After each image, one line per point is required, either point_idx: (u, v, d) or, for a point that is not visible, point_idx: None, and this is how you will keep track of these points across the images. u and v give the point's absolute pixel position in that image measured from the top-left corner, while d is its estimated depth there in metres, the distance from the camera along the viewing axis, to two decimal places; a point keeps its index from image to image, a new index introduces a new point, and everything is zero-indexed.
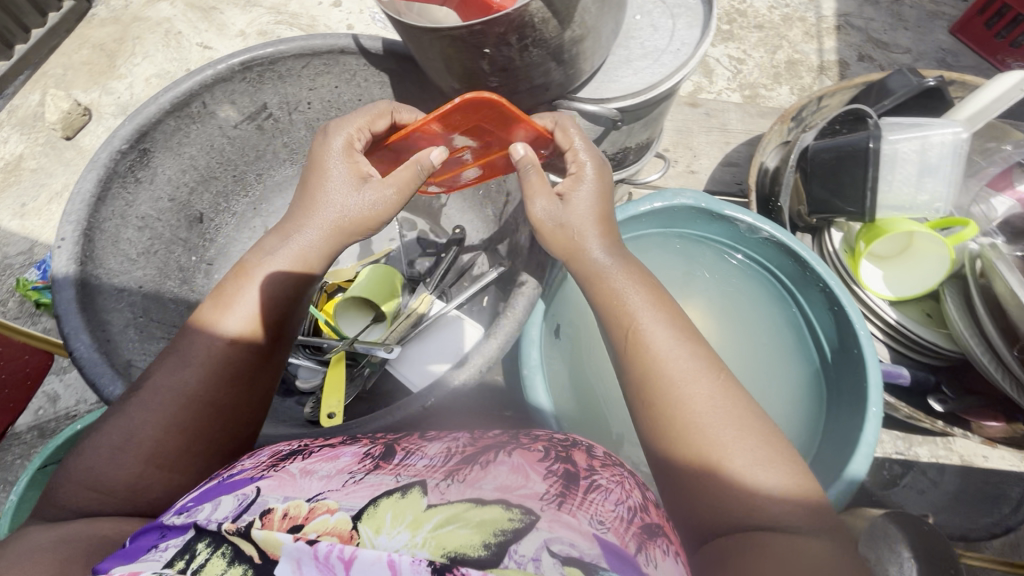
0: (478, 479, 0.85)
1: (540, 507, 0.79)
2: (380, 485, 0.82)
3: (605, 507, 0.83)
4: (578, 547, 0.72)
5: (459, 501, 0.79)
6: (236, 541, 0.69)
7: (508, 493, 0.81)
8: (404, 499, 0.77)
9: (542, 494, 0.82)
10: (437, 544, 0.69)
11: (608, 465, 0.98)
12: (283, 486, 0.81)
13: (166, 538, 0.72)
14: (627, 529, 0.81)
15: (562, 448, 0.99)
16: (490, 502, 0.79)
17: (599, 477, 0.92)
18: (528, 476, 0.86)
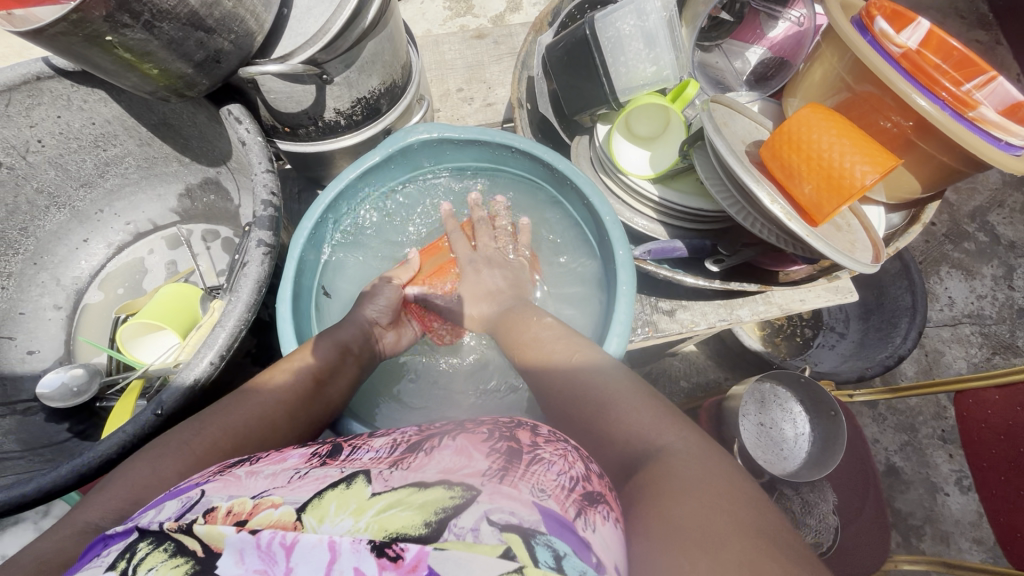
0: (423, 466, 0.45)
1: (481, 481, 0.42)
2: (326, 480, 0.45)
3: (547, 477, 0.45)
4: (523, 513, 0.39)
5: (401, 488, 0.42)
6: (178, 536, 0.39)
7: (450, 473, 0.44)
8: (347, 489, 0.42)
9: (483, 471, 0.44)
10: (380, 527, 0.38)
11: (554, 440, 0.51)
12: (232, 486, 0.46)
13: (109, 545, 0.41)
14: (572, 497, 0.44)
15: (507, 427, 0.52)
16: (428, 483, 0.42)
17: (546, 451, 0.48)
18: (472, 453, 0.46)
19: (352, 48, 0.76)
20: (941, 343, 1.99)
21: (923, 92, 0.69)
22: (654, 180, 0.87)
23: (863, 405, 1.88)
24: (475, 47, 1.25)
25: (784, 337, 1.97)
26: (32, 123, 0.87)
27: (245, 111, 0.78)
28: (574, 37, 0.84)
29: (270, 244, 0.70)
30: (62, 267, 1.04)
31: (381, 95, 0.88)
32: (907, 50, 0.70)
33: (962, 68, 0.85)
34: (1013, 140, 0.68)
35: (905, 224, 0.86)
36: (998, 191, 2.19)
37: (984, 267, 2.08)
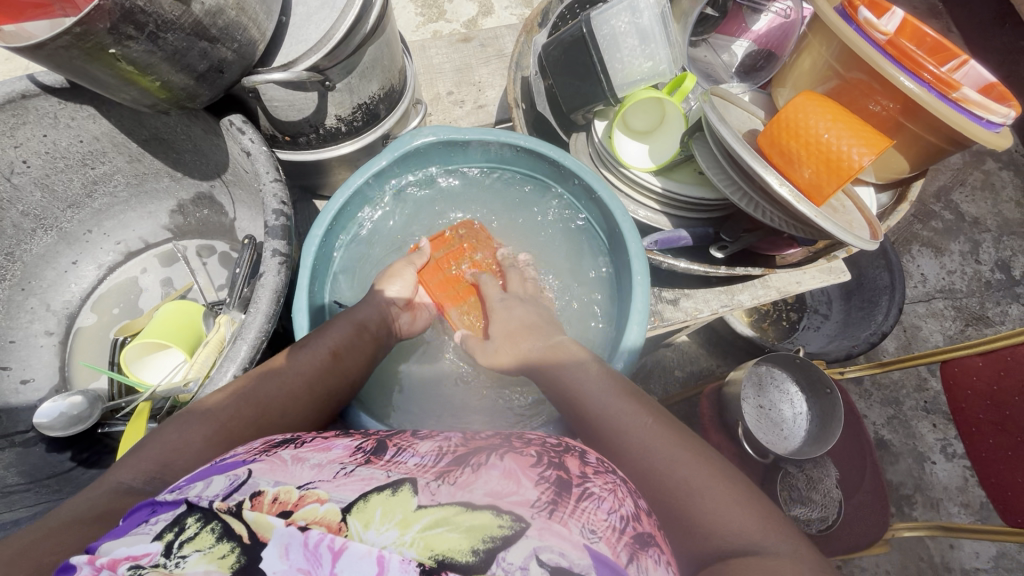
0: (471, 484, 0.43)
1: (530, 514, 0.40)
2: (372, 480, 0.43)
3: (598, 515, 0.41)
4: (573, 557, 0.37)
5: (448, 504, 0.40)
6: (227, 517, 0.39)
7: (498, 498, 0.41)
8: (393, 496, 0.40)
9: (533, 501, 0.41)
10: (427, 546, 0.36)
11: (603, 469, 0.47)
12: (278, 471, 0.45)
13: (158, 511, 0.42)
14: (623, 539, 0.41)
15: (555, 451, 0.48)
16: (475, 505, 0.40)
17: (596, 483, 0.45)
18: (521, 480, 0.43)
19: (354, 54, 0.76)
20: (918, 319, 2.07)
21: (908, 76, 0.73)
22: (655, 172, 0.89)
23: (850, 384, 1.95)
24: (462, 50, 1.25)
25: (771, 322, 2.03)
26: (17, 144, 0.84)
27: (245, 120, 0.77)
28: (571, 36, 0.85)
29: (285, 253, 0.69)
30: (52, 292, 1.00)
31: (380, 100, 0.88)
32: (891, 37, 0.74)
33: (936, 53, 0.90)
34: (994, 118, 0.72)
35: (894, 203, 0.90)
36: (959, 171, 2.30)
37: (952, 244, 2.18)
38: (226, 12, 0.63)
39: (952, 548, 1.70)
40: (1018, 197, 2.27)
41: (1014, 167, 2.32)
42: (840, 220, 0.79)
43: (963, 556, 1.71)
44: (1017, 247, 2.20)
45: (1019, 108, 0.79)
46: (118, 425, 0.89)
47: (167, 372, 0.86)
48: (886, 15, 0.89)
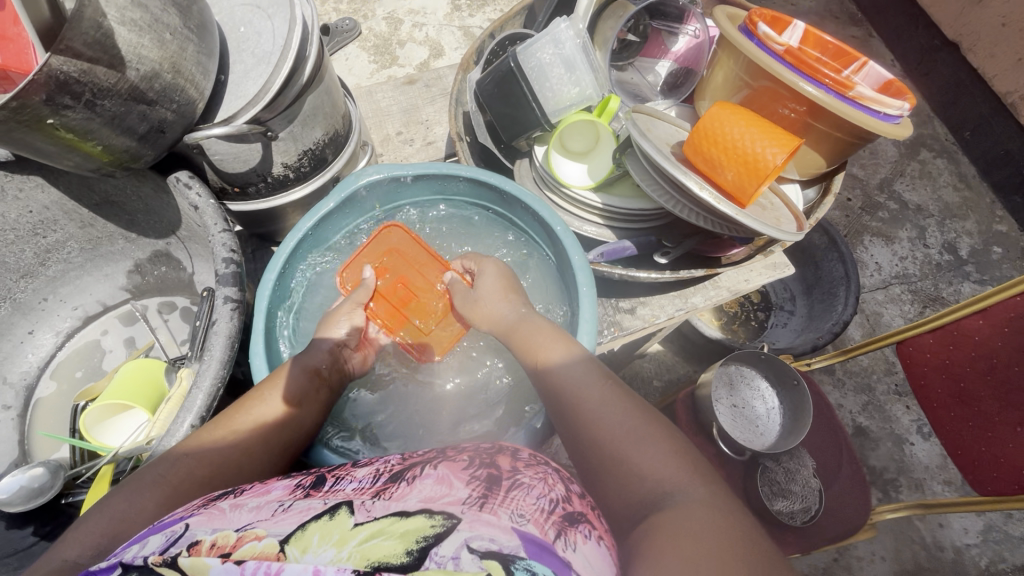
0: (404, 495, 0.48)
1: (460, 510, 0.45)
2: (310, 510, 0.47)
3: (526, 501, 0.47)
4: (503, 539, 0.41)
5: (384, 517, 0.44)
6: (164, 568, 0.41)
7: (431, 502, 0.46)
8: (330, 520, 0.44)
9: (463, 500, 0.46)
10: (363, 553, 0.39)
11: (534, 464, 0.56)
12: (217, 519, 0.48)
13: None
14: (552, 519, 0.46)
15: (487, 457, 0.55)
16: (410, 513, 0.44)
17: (528, 477, 0.52)
18: (452, 484, 0.49)
19: (293, 104, 0.80)
20: (878, 306, 2.15)
21: (809, 81, 0.80)
22: (595, 189, 0.93)
23: (823, 375, 2.00)
24: (408, 92, 1.31)
25: (741, 323, 2.08)
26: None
27: (192, 176, 0.79)
28: (501, 71, 0.91)
29: (237, 299, 0.71)
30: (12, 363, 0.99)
31: (326, 145, 0.92)
32: (788, 47, 0.80)
33: (840, 58, 0.98)
34: (889, 112, 0.79)
35: (820, 196, 0.96)
36: (898, 162, 2.43)
37: (900, 231, 2.29)
38: (162, 76, 0.67)
39: (941, 527, 1.72)
40: (955, 182, 2.40)
41: (947, 155, 2.46)
42: (766, 216, 0.84)
43: (953, 534, 1.73)
44: (961, 229, 2.31)
45: (915, 101, 0.87)
46: (81, 493, 0.87)
47: (131, 432, 0.86)
48: (789, 28, 0.97)
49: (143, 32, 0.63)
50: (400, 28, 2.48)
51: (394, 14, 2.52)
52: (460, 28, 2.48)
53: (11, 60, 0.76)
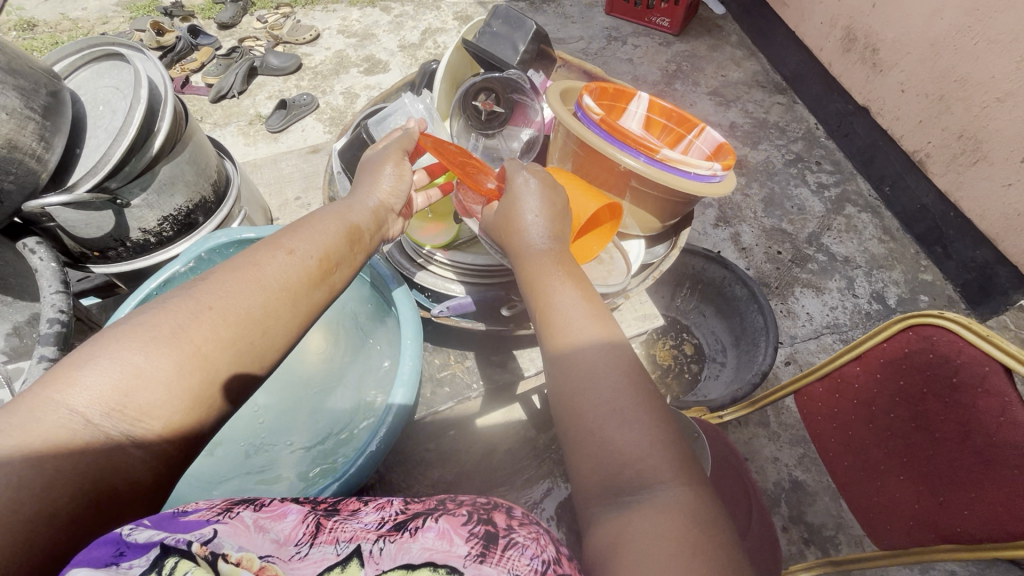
0: (407, 545, 0.55)
1: (462, 563, 0.53)
2: (324, 560, 0.53)
3: (521, 561, 0.53)
4: None
5: (393, 569, 0.52)
6: (207, 561, 0.46)
7: (434, 554, 0.54)
8: (342, 572, 0.52)
9: (463, 554, 0.54)
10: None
11: (526, 521, 0.60)
12: (241, 535, 0.53)
13: (130, 558, 0.45)
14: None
15: (484, 510, 0.60)
16: (415, 564, 0.53)
17: (521, 534, 0.57)
18: (453, 538, 0.55)
19: (144, 173, 0.87)
20: (813, 356, 2.16)
21: (622, 147, 0.87)
22: (444, 249, 1.00)
23: (757, 427, 1.99)
24: (312, 160, 1.40)
25: (675, 376, 2.11)
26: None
27: (41, 241, 0.83)
28: (355, 143, 0.99)
29: (52, 360, 0.73)
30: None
31: (193, 210, 0.98)
32: (602, 116, 0.88)
33: (683, 123, 1.05)
34: (698, 171, 0.86)
35: (668, 250, 1.00)
36: (825, 217, 2.53)
37: (830, 282, 2.34)
38: None
39: None
40: (881, 234, 2.49)
41: (872, 210, 2.56)
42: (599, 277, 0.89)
43: None
44: (890, 279, 2.36)
45: (734, 160, 0.93)
46: None
47: None
48: (631, 96, 1.06)
49: None
50: (355, 103, 2.66)
51: (350, 91, 2.71)
52: None
53: None
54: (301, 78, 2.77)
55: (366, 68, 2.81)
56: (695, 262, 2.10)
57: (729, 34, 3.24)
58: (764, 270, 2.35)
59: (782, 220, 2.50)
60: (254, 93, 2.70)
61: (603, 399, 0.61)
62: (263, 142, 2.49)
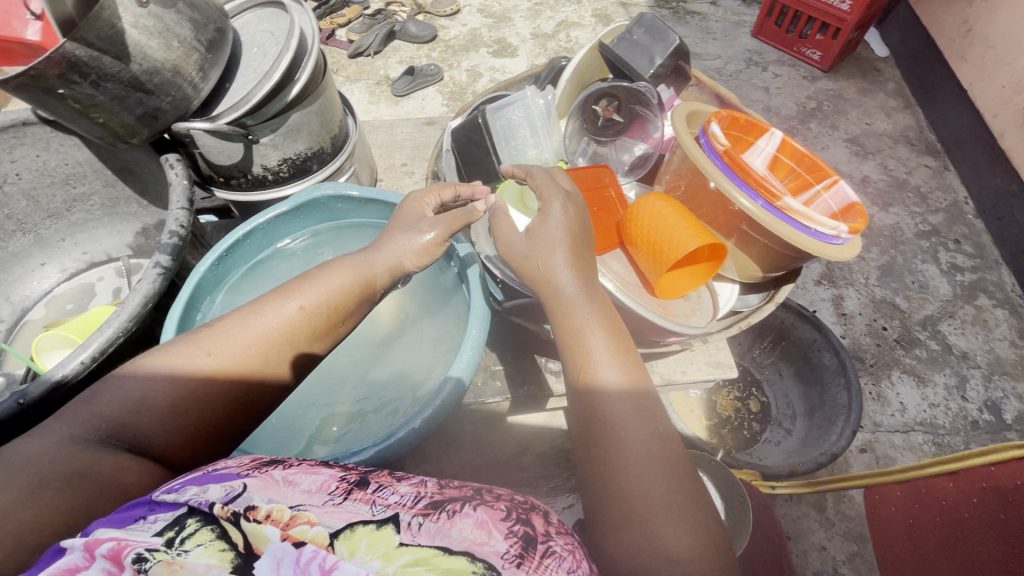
0: (447, 530, 0.52)
1: (501, 564, 0.50)
2: (358, 513, 0.53)
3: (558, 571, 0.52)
4: None
5: (429, 547, 0.50)
6: (226, 522, 0.48)
7: (473, 545, 0.51)
8: (376, 530, 0.51)
9: (502, 552, 0.51)
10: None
11: (564, 532, 0.58)
12: (271, 489, 0.54)
13: (159, 511, 0.50)
14: None
15: (523, 509, 0.58)
16: (453, 550, 0.50)
17: (559, 543, 0.55)
18: (492, 531, 0.53)
19: (278, 116, 0.93)
20: (894, 450, 1.92)
21: (742, 187, 0.81)
22: None
23: (810, 506, 1.81)
24: (425, 131, 1.44)
25: (731, 429, 1.98)
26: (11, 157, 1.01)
27: (180, 159, 0.92)
28: (470, 124, 1.00)
29: (165, 267, 0.80)
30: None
31: (309, 158, 1.04)
32: (728, 148, 0.82)
33: (813, 171, 0.96)
34: (823, 229, 0.77)
35: (763, 302, 0.93)
36: (948, 302, 2.24)
37: (936, 374, 2.08)
38: (161, 72, 0.88)
39: None
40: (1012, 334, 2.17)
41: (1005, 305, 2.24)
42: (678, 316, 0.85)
43: None
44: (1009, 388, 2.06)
45: (866, 225, 0.85)
46: None
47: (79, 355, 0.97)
48: (762, 128, 0.99)
49: (150, 36, 0.86)
50: (477, 82, 2.71)
51: (475, 69, 2.76)
52: None
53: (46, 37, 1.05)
54: (433, 48, 2.86)
55: (495, 50, 2.85)
56: (787, 316, 1.94)
57: (887, 79, 2.92)
58: (861, 342, 2.13)
59: (897, 294, 2.24)
60: (387, 54, 2.83)
61: (648, 478, 0.59)
62: (384, 102, 2.61)
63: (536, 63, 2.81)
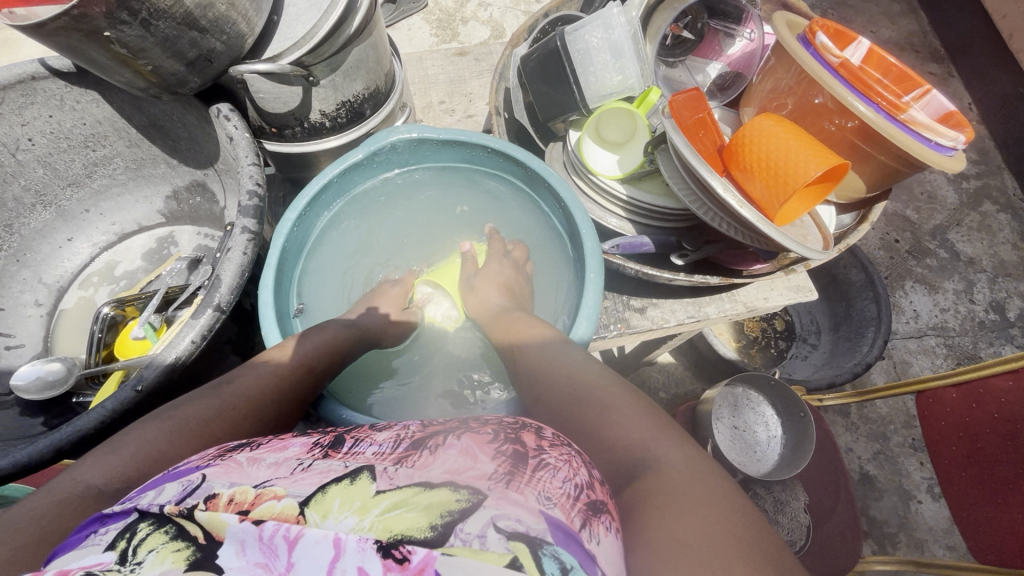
0: (428, 466, 0.44)
1: (487, 486, 0.40)
2: (331, 472, 0.43)
3: (553, 484, 0.42)
4: (530, 521, 0.38)
5: (406, 487, 0.41)
6: (180, 520, 0.39)
7: (456, 475, 0.42)
8: (350, 486, 0.41)
9: (490, 475, 0.42)
10: (385, 527, 0.37)
11: (559, 444, 0.48)
12: (234, 472, 0.45)
13: (108, 523, 0.41)
14: (578, 505, 0.42)
15: (512, 429, 0.49)
16: (433, 484, 0.41)
17: (552, 455, 0.46)
18: (478, 455, 0.44)
19: (339, 53, 0.83)
20: (908, 353, 1.59)
21: (861, 99, 0.78)
22: (622, 181, 0.93)
23: (834, 416, 1.59)
24: (457, 64, 1.33)
25: (759, 348, 1.70)
26: None
27: (232, 109, 0.82)
28: (547, 48, 0.91)
29: (254, 232, 0.73)
30: None
31: (365, 99, 0.95)
32: (842, 60, 0.79)
33: (902, 81, 0.89)
34: (943, 141, 0.76)
35: (856, 223, 0.93)
36: (979, 187, 1.81)
37: (948, 280, 1.68)
38: (215, 6, 0.70)
39: None
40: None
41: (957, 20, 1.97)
42: (762, 221, 0.74)
43: None
44: None
45: (973, 135, 0.80)
46: (90, 393, 0.92)
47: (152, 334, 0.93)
48: (790, 18, 0.88)
49: None
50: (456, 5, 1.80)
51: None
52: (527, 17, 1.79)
53: None
54: None
55: None
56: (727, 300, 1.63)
57: None
58: (947, 308, 1.65)
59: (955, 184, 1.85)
60: None
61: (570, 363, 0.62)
62: None
63: None
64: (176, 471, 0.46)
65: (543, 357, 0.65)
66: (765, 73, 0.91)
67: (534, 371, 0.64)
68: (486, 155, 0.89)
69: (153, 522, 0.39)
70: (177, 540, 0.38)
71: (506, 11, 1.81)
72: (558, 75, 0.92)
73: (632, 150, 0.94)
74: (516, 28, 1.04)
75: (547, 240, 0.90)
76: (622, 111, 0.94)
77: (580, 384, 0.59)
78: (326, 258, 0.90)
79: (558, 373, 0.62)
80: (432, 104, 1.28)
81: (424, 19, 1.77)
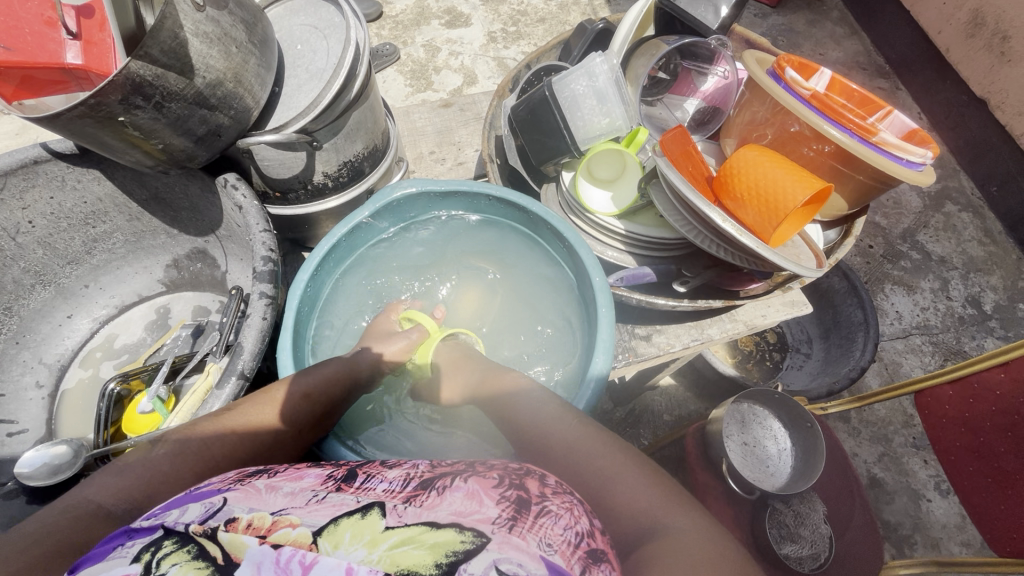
0: (435, 505, 0.44)
1: (490, 528, 0.41)
2: (344, 506, 0.43)
3: (554, 531, 0.42)
4: (531, 567, 0.38)
5: (414, 524, 0.41)
6: (203, 539, 0.40)
7: (461, 516, 0.42)
8: (361, 519, 0.41)
9: (494, 518, 0.42)
10: (393, 560, 0.37)
11: (561, 492, 0.48)
12: (253, 498, 0.45)
13: (134, 537, 0.41)
14: (578, 553, 0.42)
15: (516, 475, 0.49)
16: (440, 523, 0.41)
17: (555, 503, 0.46)
18: (482, 498, 0.44)
19: (339, 118, 0.86)
20: (896, 353, 1.64)
21: (833, 124, 0.84)
22: (619, 216, 0.98)
23: (835, 422, 1.62)
24: (443, 115, 1.39)
25: (755, 361, 1.73)
26: None
27: (239, 177, 0.84)
28: (536, 98, 0.96)
29: (271, 296, 0.74)
30: None
31: (364, 158, 0.98)
32: (813, 91, 0.86)
33: (865, 105, 0.97)
34: (913, 158, 0.81)
35: (841, 237, 0.98)
36: (939, 190, 1.91)
37: (924, 280, 1.75)
38: (225, 84, 0.73)
39: None
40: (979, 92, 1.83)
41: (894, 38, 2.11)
42: (762, 246, 0.77)
43: None
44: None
45: (938, 149, 0.87)
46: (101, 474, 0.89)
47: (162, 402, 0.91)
48: (760, 55, 0.95)
49: (212, 43, 0.70)
50: (432, 57, 1.87)
51: (432, 43, 1.91)
52: (501, 63, 1.87)
53: (94, 62, 0.73)
54: (380, 27, 1.93)
55: (447, 21, 1.95)
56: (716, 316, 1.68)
57: (828, 7, 2.24)
58: (926, 307, 1.71)
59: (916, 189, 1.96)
60: None
61: (566, 422, 0.62)
62: None
63: (490, 30, 1.96)
64: (196, 492, 0.47)
65: (538, 409, 0.65)
66: (741, 106, 0.98)
67: (533, 423, 0.63)
68: (483, 202, 0.92)
69: (178, 539, 0.40)
70: (200, 558, 0.38)
71: (479, 58, 1.89)
72: (548, 122, 0.97)
73: (625, 186, 0.99)
74: (501, 80, 1.09)
75: (556, 280, 0.93)
76: (611, 150, 0.99)
77: (577, 443, 0.59)
78: (338, 316, 0.91)
79: (555, 432, 0.61)
80: (422, 154, 1.32)
81: (398, 70, 1.84)
